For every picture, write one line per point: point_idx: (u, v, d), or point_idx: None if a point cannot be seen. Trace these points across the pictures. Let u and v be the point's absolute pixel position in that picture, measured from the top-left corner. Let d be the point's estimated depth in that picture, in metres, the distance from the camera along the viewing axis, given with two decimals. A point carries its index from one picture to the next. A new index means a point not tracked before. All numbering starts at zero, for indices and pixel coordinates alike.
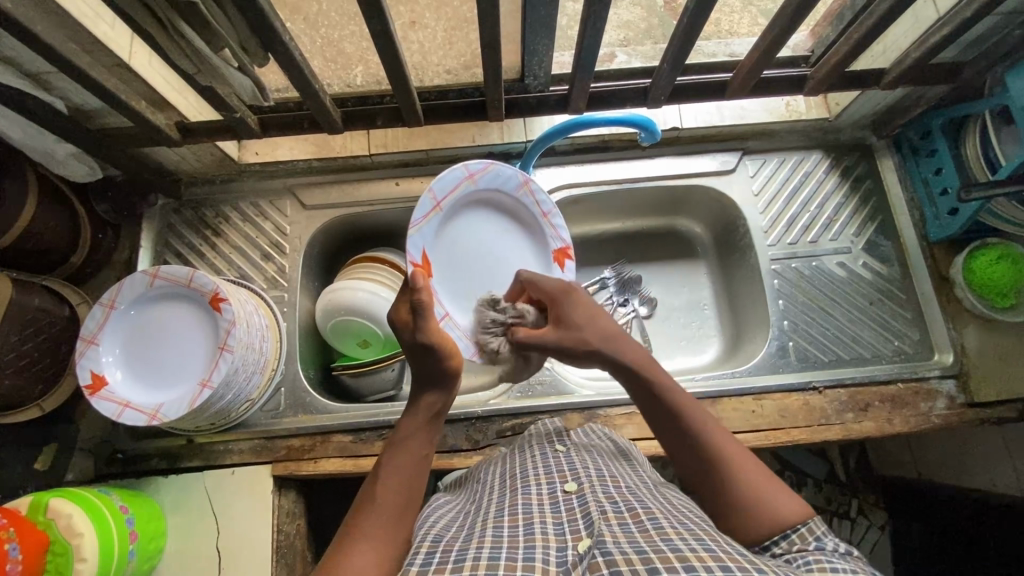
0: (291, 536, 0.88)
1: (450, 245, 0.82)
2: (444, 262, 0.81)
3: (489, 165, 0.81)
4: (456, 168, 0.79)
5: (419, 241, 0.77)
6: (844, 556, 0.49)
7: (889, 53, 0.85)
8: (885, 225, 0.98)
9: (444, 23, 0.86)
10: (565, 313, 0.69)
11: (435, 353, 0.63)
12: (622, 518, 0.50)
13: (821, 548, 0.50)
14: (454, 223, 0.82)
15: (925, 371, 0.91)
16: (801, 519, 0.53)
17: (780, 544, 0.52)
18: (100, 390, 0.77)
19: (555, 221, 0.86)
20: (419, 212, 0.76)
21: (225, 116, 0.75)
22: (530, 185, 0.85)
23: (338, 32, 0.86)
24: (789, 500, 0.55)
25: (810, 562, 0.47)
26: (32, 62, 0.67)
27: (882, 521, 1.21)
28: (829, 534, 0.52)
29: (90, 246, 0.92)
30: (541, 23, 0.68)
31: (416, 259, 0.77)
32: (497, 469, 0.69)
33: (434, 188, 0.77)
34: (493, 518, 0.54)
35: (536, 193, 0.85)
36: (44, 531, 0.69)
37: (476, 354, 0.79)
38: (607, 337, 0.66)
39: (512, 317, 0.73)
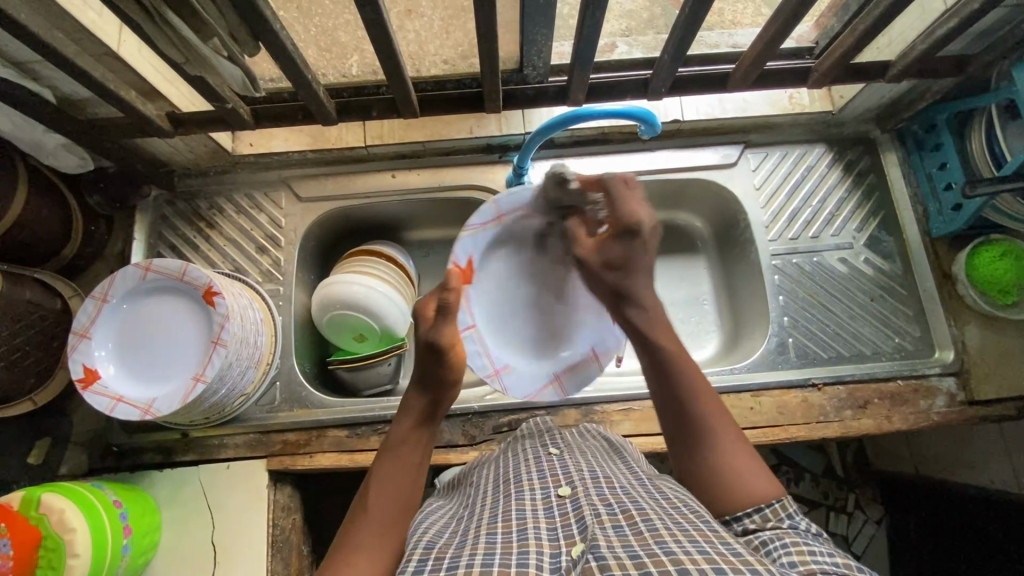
0: (286, 531, 0.87)
1: (498, 268, 0.85)
2: (485, 283, 0.84)
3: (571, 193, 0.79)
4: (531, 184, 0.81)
5: (468, 246, 0.81)
6: (816, 536, 0.50)
7: (895, 45, 0.84)
8: (888, 221, 0.97)
9: (441, 12, 0.82)
10: (613, 252, 0.69)
11: (443, 358, 0.65)
12: (617, 521, 0.49)
13: (794, 526, 0.51)
14: (510, 244, 0.85)
15: (925, 369, 0.90)
16: (775, 498, 0.54)
17: (753, 518, 0.52)
18: (92, 384, 0.76)
19: None
20: (480, 217, 0.81)
21: (216, 107, 0.74)
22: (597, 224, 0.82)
23: (332, 20, 0.81)
24: (765, 480, 0.55)
25: (787, 546, 0.47)
26: (18, 51, 0.66)
27: (879, 516, 1.21)
28: (800, 512, 0.53)
29: (82, 238, 0.91)
30: (539, 12, 0.66)
31: (461, 260, 0.81)
32: (491, 473, 0.68)
33: (501, 200, 0.81)
34: (487, 524, 0.53)
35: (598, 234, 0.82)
36: (36, 526, 0.69)
37: (489, 374, 0.82)
38: (646, 288, 0.68)
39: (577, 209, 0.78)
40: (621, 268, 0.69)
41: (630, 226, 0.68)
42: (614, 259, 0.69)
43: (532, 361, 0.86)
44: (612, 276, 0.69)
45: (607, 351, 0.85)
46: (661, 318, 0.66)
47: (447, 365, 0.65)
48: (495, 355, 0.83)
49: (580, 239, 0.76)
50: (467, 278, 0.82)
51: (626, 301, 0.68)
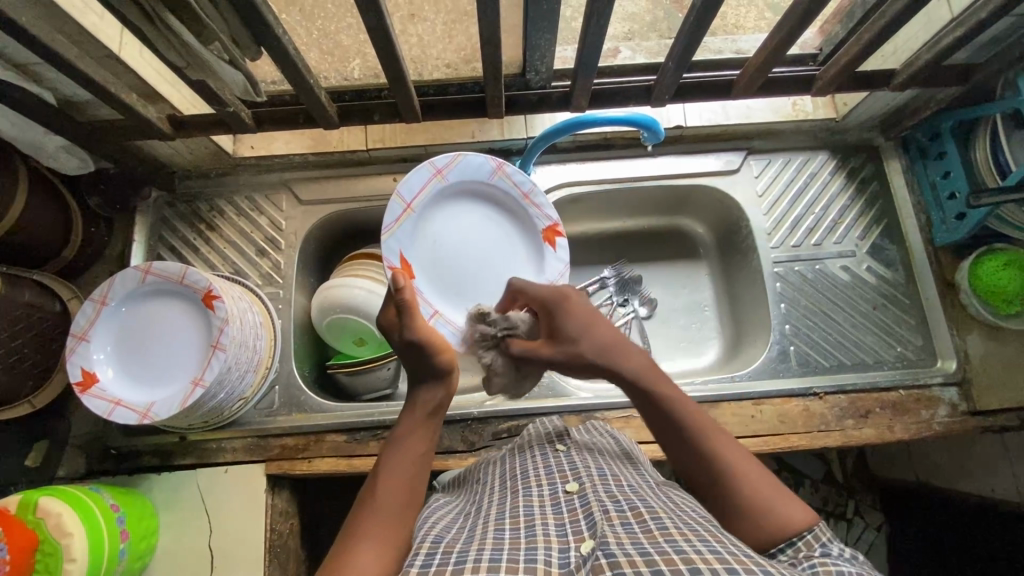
0: (283, 537, 0.88)
1: (432, 250, 0.84)
2: (429, 265, 0.83)
3: (502, 168, 0.84)
4: (422, 166, 0.80)
5: (395, 244, 0.79)
6: (850, 560, 0.49)
7: (900, 53, 0.83)
8: (890, 229, 0.97)
9: (444, 15, 0.81)
10: (559, 323, 0.66)
11: (426, 351, 0.62)
12: (625, 519, 0.48)
13: (827, 554, 0.49)
14: (435, 219, 0.84)
15: (927, 378, 0.90)
16: (806, 526, 0.52)
17: (787, 552, 0.51)
18: (90, 387, 0.76)
19: (537, 199, 0.86)
20: (389, 216, 0.79)
21: (218, 110, 0.74)
22: (504, 167, 0.85)
23: (335, 23, 0.80)
24: (796, 506, 0.53)
25: (814, 566, 0.45)
26: (18, 53, 0.65)
27: (879, 522, 1.19)
28: (834, 540, 0.51)
29: (82, 240, 0.90)
30: (543, 17, 0.66)
31: (394, 262, 0.79)
32: (497, 469, 0.67)
33: (402, 192, 0.79)
34: (494, 520, 0.52)
35: (513, 174, 0.85)
36: (34, 530, 0.68)
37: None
38: (613, 340, 0.65)
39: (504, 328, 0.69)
40: (575, 337, 0.65)
41: (556, 297, 0.68)
42: (566, 335, 0.65)
43: None
44: (562, 351, 0.65)
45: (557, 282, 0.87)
46: (647, 364, 0.63)
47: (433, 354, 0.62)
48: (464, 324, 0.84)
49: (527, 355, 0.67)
50: (410, 272, 0.80)
51: (610, 359, 0.63)
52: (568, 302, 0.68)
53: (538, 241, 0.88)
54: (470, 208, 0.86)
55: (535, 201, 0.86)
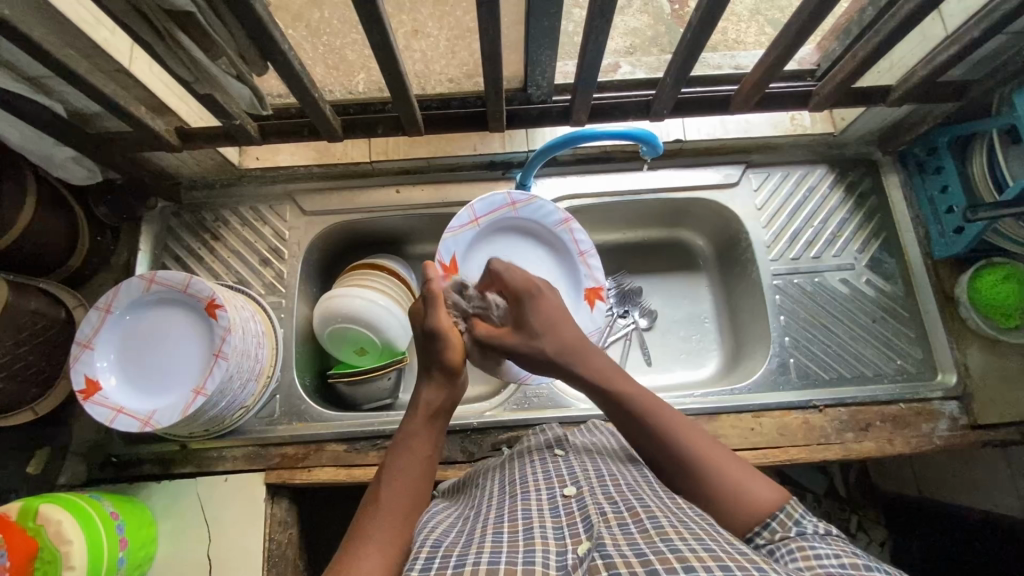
0: (282, 546, 0.87)
1: (479, 268, 0.91)
2: (473, 273, 0.90)
3: (533, 199, 0.90)
4: (500, 195, 0.89)
5: (452, 245, 0.87)
6: (824, 537, 0.50)
7: (896, 69, 0.84)
8: (889, 242, 0.97)
9: (447, 32, 0.80)
10: (527, 314, 0.68)
11: (440, 343, 0.65)
12: (621, 520, 0.49)
13: (801, 533, 0.50)
14: (487, 239, 0.92)
15: (927, 393, 0.90)
16: (779, 505, 0.53)
17: (763, 534, 0.52)
18: (93, 395, 0.77)
19: (590, 262, 0.93)
20: (458, 221, 0.88)
21: (224, 123, 0.75)
22: (571, 224, 0.92)
23: (340, 39, 0.79)
24: (766, 487, 0.55)
25: (792, 549, 0.48)
26: (31, 66, 0.67)
27: (883, 538, 1.17)
28: (807, 514, 0.53)
29: (88, 249, 0.92)
30: (543, 34, 0.67)
31: (445, 259, 0.87)
32: (497, 475, 0.67)
33: (476, 205, 0.89)
34: (493, 524, 0.52)
35: (576, 232, 0.92)
36: (34, 538, 0.68)
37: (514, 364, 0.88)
38: (577, 339, 0.67)
39: (476, 307, 0.73)
40: (543, 332, 0.67)
41: (524, 288, 0.70)
42: (534, 327, 0.67)
43: None
44: (541, 341, 0.67)
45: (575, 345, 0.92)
46: (607, 365, 0.65)
47: (448, 348, 0.65)
48: None
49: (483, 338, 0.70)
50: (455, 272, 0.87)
51: (569, 356, 0.65)
52: (540, 294, 0.70)
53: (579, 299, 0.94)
54: (511, 243, 0.93)
55: (591, 263, 0.93)
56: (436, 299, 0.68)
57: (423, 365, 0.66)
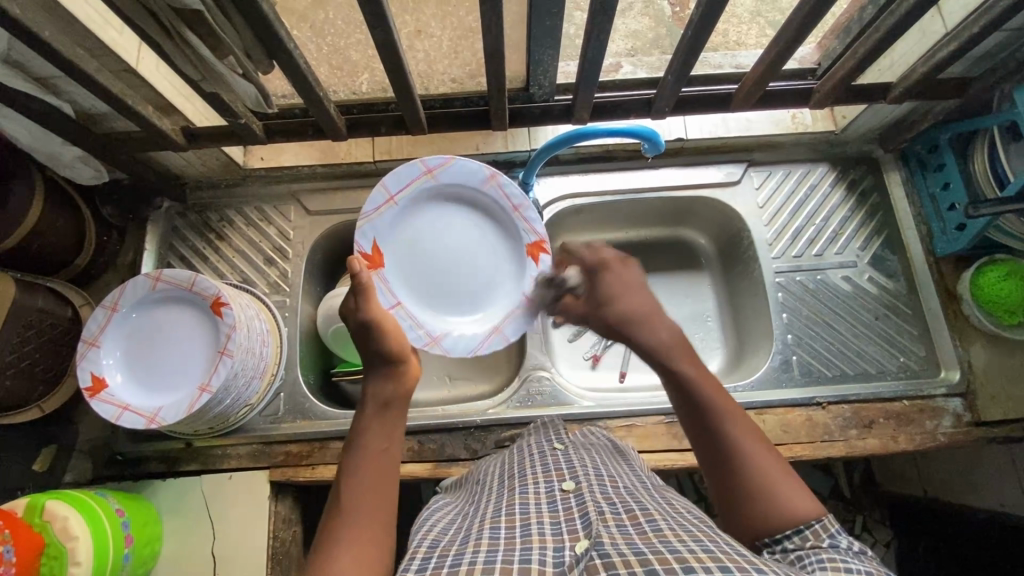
0: (287, 544, 0.87)
1: (410, 249, 0.86)
2: (404, 257, 0.86)
3: (448, 162, 0.84)
4: (414, 163, 0.83)
5: (369, 232, 0.83)
6: (857, 554, 0.49)
7: (896, 67, 0.85)
8: (891, 239, 0.97)
9: (449, 32, 0.84)
10: (602, 285, 0.70)
11: (372, 333, 0.65)
12: (620, 521, 0.49)
13: (833, 546, 0.49)
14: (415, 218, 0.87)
15: (931, 389, 0.90)
16: (816, 517, 0.52)
17: (793, 540, 0.51)
18: (99, 392, 0.77)
19: (527, 215, 0.87)
20: (371, 205, 0.83)
21: (230, 122, 0.76)
22: (499, 178, 0.86)
23: (344, 40, 0.84)
24: (804, 497, 0.54)
25: (823, 561, 0.46)
26: (40, 66, 0.68)
27: (888, 538, 1.18)
28: (843, 531, 0.51)
29: (94, 248, 0.93)
30: (545, 33, 0.67)
31: (365, 247, 0.83)
32: (497, 469, 0.68)
33: (387, 182, 0.83)
34: (491, 519, 0.53)
35: (502, 183, 0.86)
36: (40, 533, 0.69)
37: (425, 343, 0.84)
38: (650, 309, 0.67)
39: (563, 287, 0.77)
40: (608, 302, 0.68)
41: (598, 264, 0.71)
42: (599, 298, 0.69)
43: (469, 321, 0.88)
44: (604, 312, 0.68)
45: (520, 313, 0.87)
46: (672, 339, 0.64)
47: (383, 336, 0.65)
48: (429, 325, 0.85)
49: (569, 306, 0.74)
50: (379, 261, 0.84)
51: (637, 331, 0.66)
52: (613, 266, 0.70)
53: (522, 255, 0.89)
54: (444, 213, 0.88)
55: (528, 214, 0.87)
56: (368, 290, 0.67)
57: (368, 359, 0.66)
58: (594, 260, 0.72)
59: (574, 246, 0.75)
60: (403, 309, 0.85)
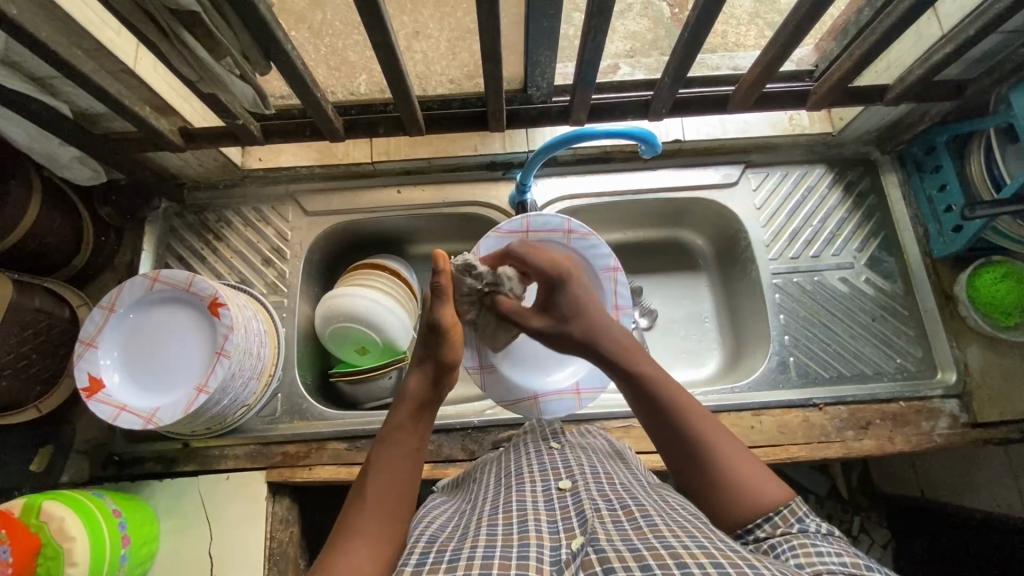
0: (284, 544, 0.87)
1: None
2: None
3: (590, 234, 0.84)
4: (558, 217, 0.82)
5: (492, 245, 0.83)
6: (826, 536, 0.50)
7: (893, 69, 0.85)
8: (888, 241, 0.97)
9: (447, 33, 0.84)
10: (557, 299, 0.70)
11: (442, 340, 0.64)
12: (616, 516, 0.49)
13: (803, 530, 0.50)
14: None
15: (927, 391, 0.90)
16: (783, 502, 0.54)
17: (763, 528, 0.52)
18: (97, 393, 0.77)
19: (623, 317, 0.87)
20: (509, 224, 0.83)
21: (227, 123, 0.76)
22: (618, 274, 0.86)
23: (343, 40, 0.84)
24: (771, 484, 0.55)
25: (794, 547, 0.48)
26: (37, 66, 0.68)
27: (885, 539, 1.18)
28: (811, 515, 0.52)
29: (92, 249, 0.92)
30: (543, 34, 0.67)
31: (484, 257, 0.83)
32: (493, 468, 0.68)
33: (531, 218, 0.83)
34: (488, 516, 0.53)
35: (620, 285, 0.86)
36: (37, 534, 0.69)
37: (473, 366, 0.84)
38: (602, 320, 0.68)
39: (489, 283, 0.71)
40: (574, 315, 0.69)
41: (557, 274, 0.70)
42: (563, 313, 0.69)
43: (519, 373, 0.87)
44: (571, 325, 0.68)
45: (591, 390, 0.87)
46: (627, 341, 0.66)
47: (447, 345, 0.64)
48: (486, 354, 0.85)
49: (520, 316, 0.71)
50: None
51: (595, 343, 0.67)
52: (569, 278, 0.70)
53: None
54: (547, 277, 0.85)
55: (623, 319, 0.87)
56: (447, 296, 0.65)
57: (420, 355, 0.65)
58: (552, 270, 0.71)
59: (521, 253, 0.73)
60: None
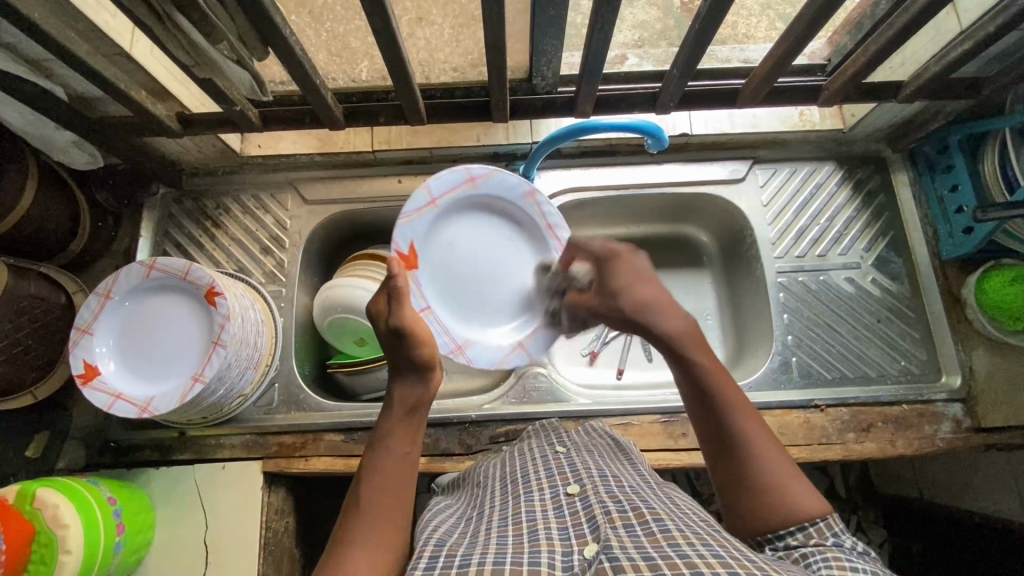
0: (277, 534, 0.87)
1: (442, 253, 0.85)
2: (432, 266, 0.85)
3: (491, 171, 0.84)
4: (456, 169, 0.83)
5: (408, 232, 0.81)
6: (860, 554, 0.50)
7: (909, 65, 0.83)
8: (896, 241, 0.96)
9: (451, 20, 0.79)
10: (614, 274, 0.69)
11: (408, 340, 0.63)
12: (626, 520, 0.48)
13: (838, 544, 0.50)
14: (449, 224, 0.85)
15: (931, 394, 0.89)
16: (819, 515, 0.52)
17: (795, 536, 0.52)
18: (92, 380, 0.77)
19: (559, 235, 0.87)
20: (412, 205, 0.81)
21: (224, 109, 0.74)
22: (536, 195, 0.87)
23: (343, 26, 0.78)
24: (810, 496, 0.54)
25: (827, 559, 0.47)
26: (31, 47, 0.66)
27: (881, 539, 1.17)
28: (847, 531, 0.52)
29: (88, 234, 0.91)
30: (549, 23, 0.66)
31: (402, 248, 0.81)
32: (499, 470, 0.67)
33: (431, 184, 0.81)
34: (497, 527, 0.52)
35: (544, 206, 0.87)
36: (32, 521, 0.69)
37: (452, 350, 0.83)
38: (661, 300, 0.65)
39: (566, 282, 0.79)
40: (625, 290, 0.67)
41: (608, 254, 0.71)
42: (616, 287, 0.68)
43: (490, 330, 0.87)
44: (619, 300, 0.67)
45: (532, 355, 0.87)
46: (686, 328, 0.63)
47: (416, 345, 0.62)
48: (453, 332, 0.85)
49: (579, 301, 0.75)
50: (413, 263, 0.83)
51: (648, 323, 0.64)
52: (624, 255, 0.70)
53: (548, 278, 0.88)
54: (476, 225, 0.87)
55: (558, 235, 0.87)
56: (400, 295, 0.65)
57: (392, 363, 0.64)
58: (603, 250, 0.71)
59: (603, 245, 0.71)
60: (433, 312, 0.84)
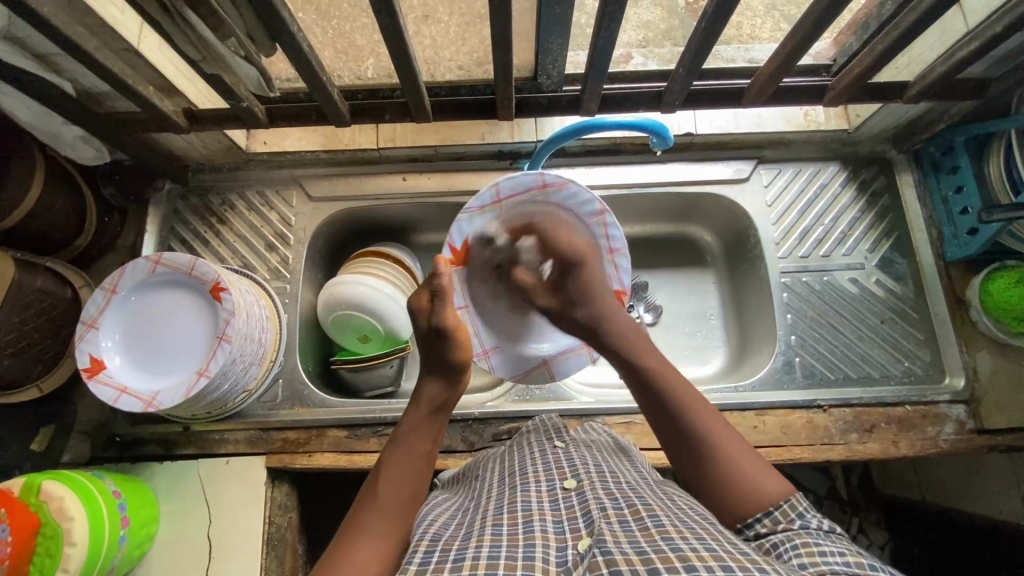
0: (282, 529, 0.87)
1: (492, 253, 0.82)
2: (488, 259, 0.82)
3: (566, 184, 0.75)
4: (531, 174, 0.75)
5: (464, 228, 0.78)
6: (827, 533, 0.49)
7: (914, 65, 0.83)
8: (901, 242, 0.96)
9: (458, 18, 0.82)
10: (569, 283, 0.74)
11: (450, 341, 0.64)
12: (622, 516, 0.49)
13: (806, 527, 0.50)
14: (509, 224, 0.80)
15: (934, 395, 0.89)
16: (783, 498, 0.53)
17: (764, 524, 0.52)
18: (98, 374, 0.77)
19: (618, 260, 0.81)
20: (477, 201, 0.76)
21: (231, 105, 0.74)
22: (606, 216, 0.78)
23: (350, 23, 0.82)
24: (774, 482, 0.54)
25: (797, 546, 0.47)
26: (40, 42, 0.66)
27: (882, 541, 1.17)
28: (812, 510, 0.52)
29: (95, 229, 0.92)
30: (556, 21, 0.66)
31: (456, 243, 0.78)
32: (497, 466, 0.67)
33: (501, 184, 0.75)
34: (492, 515, 0.52)
35: (609, 226, 0.78)
36: (36, 513, 0.69)
37: (477, 353, 0.83)
38: (609, 310, 0.71)
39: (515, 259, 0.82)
40: (581, 299, 0.73)
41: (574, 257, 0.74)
42: (574, 294, 0.73)
43: (522, 344, 0.86)
44: (577, 310, 0.73)
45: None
46: (632, 332, 0.69)
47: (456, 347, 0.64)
48: (486, 337, 0.84)
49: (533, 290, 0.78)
50: (462, 258, 0.80)
51: (602, 326, 0.70)
52: (587, 263, 0.74)
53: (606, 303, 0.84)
54: (533, 232, 0.80)
55: (619, 262, 0.81)
56: (445, 295, 0.66)
57: (425, 361, 0.66)
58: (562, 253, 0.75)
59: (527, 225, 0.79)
60: (468, 313, 0.82)
